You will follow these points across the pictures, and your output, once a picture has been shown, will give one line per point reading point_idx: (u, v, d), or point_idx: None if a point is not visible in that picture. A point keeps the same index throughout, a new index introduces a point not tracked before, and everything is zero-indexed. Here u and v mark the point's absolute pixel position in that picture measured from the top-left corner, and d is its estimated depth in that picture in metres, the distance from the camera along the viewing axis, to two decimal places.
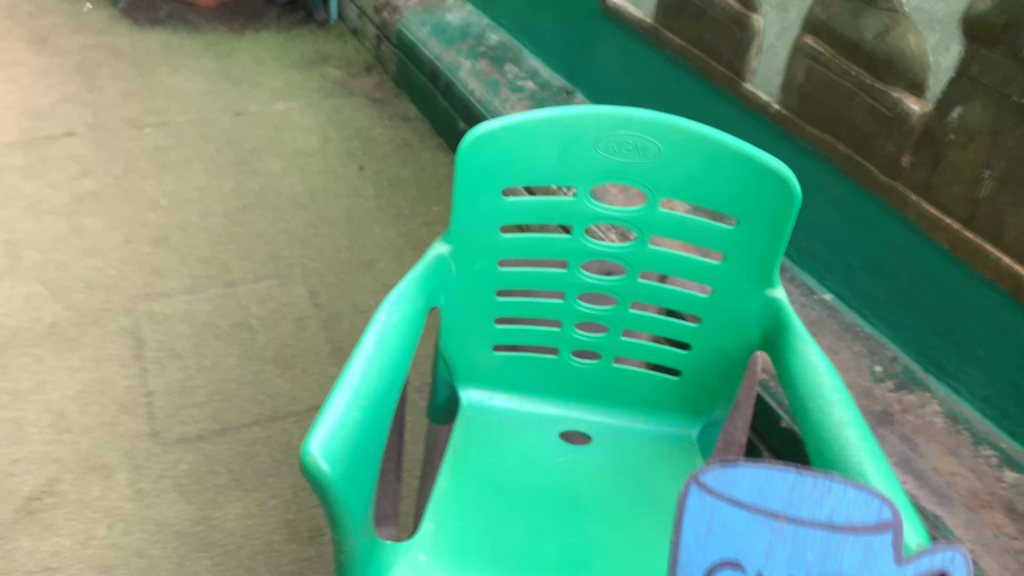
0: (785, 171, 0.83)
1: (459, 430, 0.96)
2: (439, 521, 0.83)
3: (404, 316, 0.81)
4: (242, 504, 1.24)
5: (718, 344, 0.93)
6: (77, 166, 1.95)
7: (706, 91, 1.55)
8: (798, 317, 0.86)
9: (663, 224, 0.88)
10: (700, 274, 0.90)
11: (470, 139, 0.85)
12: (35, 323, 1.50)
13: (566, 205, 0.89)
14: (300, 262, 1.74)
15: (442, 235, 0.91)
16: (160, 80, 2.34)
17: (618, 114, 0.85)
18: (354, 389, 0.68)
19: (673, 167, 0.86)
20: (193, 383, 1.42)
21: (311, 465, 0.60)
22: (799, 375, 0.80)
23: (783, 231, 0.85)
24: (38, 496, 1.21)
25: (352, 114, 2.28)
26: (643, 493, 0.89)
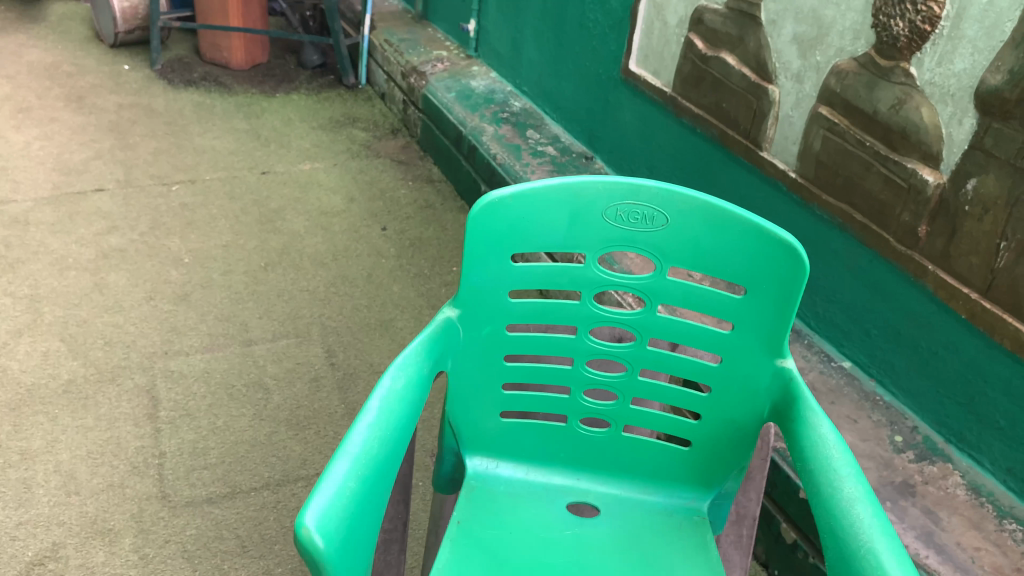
0: (794, 243, 0.80)
1: (464, 500, 0.90)
2: None
3: (410, 381, 0.78)
4: (248, 571, 1.21)
5: (728, 415, 0.89)
6: (105, 222, 1.98)
7: (724, 158, 1.55)
8: (807, 388, 0.82)
9: (671, 293, 0.86)
10: (711, 344, 0.87)
11: (480, 206, 0.83)
12: (52, 380, 1.50)
13: (574, 271, 0.87)
14: (319, 321, 1.73)
15: (451, 299, 0.88)
16: (191, 139, 2.39)
17: (626, 183, 0.84)
18: (354, 458, 0.66)
19: (681, 236, 0.84)
20: (205, 444, 1.41)
21: (305, 539, 0.57)
22: (808, 447, 0.76)
23: (792, 300, 0.81)
24: (41, 561, 1.18)
25: (377, 175, 2.31)
26: (653, 569, 0.84)
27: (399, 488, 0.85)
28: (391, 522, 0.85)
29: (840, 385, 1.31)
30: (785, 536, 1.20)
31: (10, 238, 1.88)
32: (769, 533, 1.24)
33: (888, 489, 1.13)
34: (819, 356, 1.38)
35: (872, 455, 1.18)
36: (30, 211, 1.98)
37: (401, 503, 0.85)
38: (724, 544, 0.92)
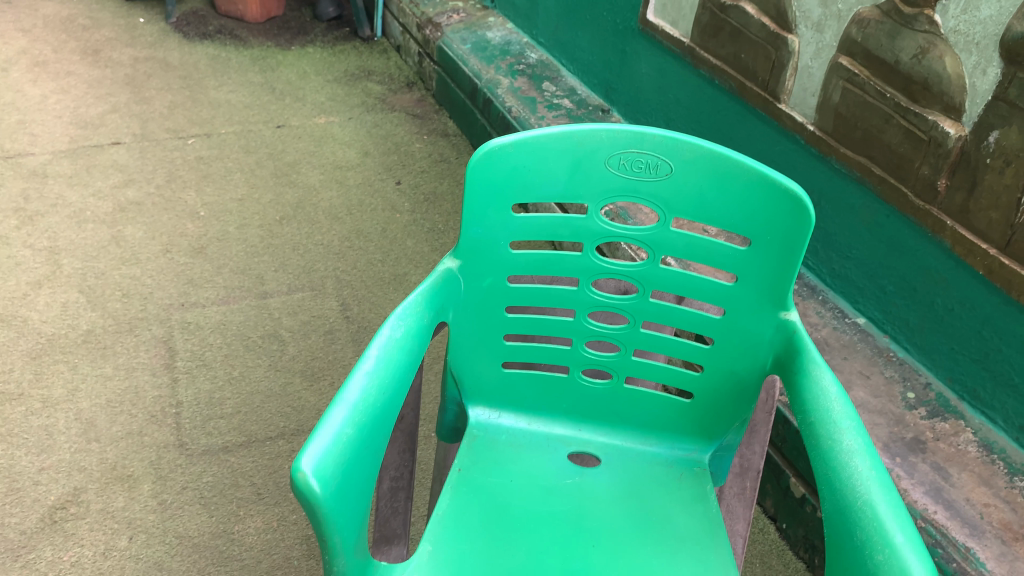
0: (800, 192, 0.79)
1: (465, 449, 0.91)
2: (437, 543, 0.79)
3: (410, 332, 0.78)
4: (263, 518, 1.23)
5: (730, 367, 0.89)
6: (122, 175, 1.99)
7: (741, 111, 1.52)
8: (811, 340, 0.82)
9: (674, 244, 0.85)
10: (713, 296, 0.86)
11: (481, 154, 0.83)
12: (70, 330, 1.52)
13: (576, 222, 0.86)
14: (333, 274, 1.74)
15: (452, 250, 0.88)
16: (206, 93, 2.38)
17: (630, 132, 0.83)
18: (352, 405, 0.67)
19: (684, 186, 0.83)
20: (221, 395, 1.43)
21: (301, 483, 0.58)
22: (809, 400, 0.76)
23: (796, 253, 0.81)
24: (63, 505, 1.22)
25: (392, 130, 2.29)
26: (650, 518, 0.85)
27: (404, 436, 0.87)
28: (398, 469, 0.86)
29: (854, 342, 1.30)
30: (794, 490, 1.21)
31: (29, 191, 1.89)
32: (778, 487, 1.25)
33: (899, 445, 1.13)
34: (834, 312, 1.36)
35: (883, 411, 1.18)
36: (47, 164, 2.00)
37: (407, 451, 0.87)
38: (728, 496, 0.92)
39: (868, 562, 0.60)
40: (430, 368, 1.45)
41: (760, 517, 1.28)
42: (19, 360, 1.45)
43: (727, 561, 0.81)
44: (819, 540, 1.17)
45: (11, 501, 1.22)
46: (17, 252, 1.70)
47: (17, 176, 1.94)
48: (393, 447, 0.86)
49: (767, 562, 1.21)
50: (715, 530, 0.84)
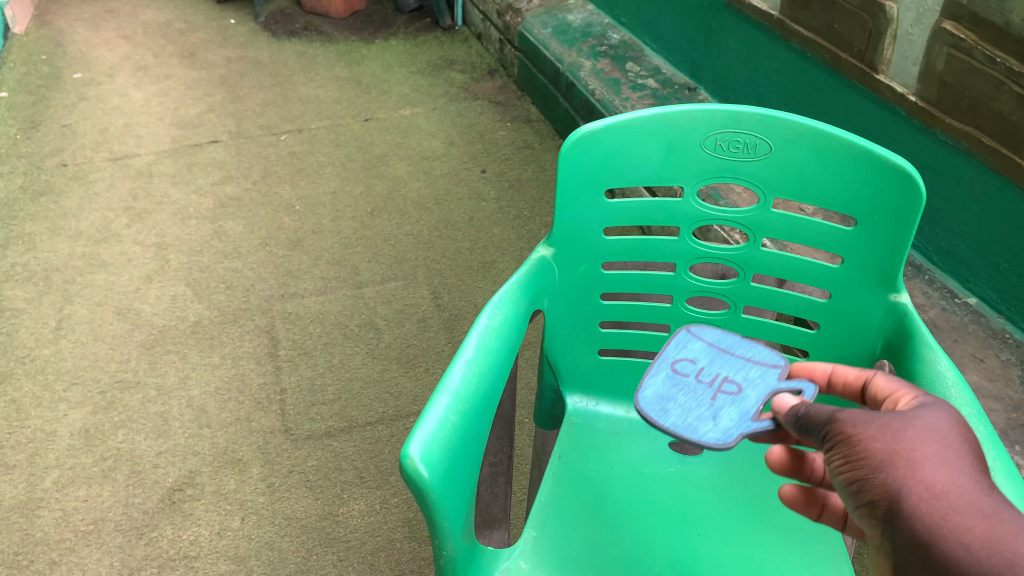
0: (909, 167, 0.75)
1: (565, 436, 0.92)
2: (541, 529, 0.81)
3: (506, 320, 0.79)
4: (366, 500, 1.27)
5: (837, 351, 0.86)
6: (221, 172, 2.07)
7: (836, 84, 1.47)
8: (924, 322, 0.77)
9: (775, 225, 0.84)
10: (817, 278, 0.84)
11: (572, 141, 0.83)
12: (180, 322, 1.60)
13: (672, 205, 0.85)
14: (424, 263, 1.77)
15: (545, 239, 0.88)
16: (296, 89, 2.45)
17: (726, 111, 0.81)
18: (454, 393, 0.68)
19: (783, 165, 0.81)
20: (323, 381, 1.48)
21: (410, 469, 0.60)
22: (924, 386, 0.73)
23: (906, 231, 0.77)
24: (180, 487, 1.28)
25: (476, 118, 2.31)
26: (755, 504, 0.83)
27: (503, 423, 0.89)
28: None
29: (965, 323, 1.25)
30: None
31: (137, 190, 1.99)
32: None
33: (1016, 431, 1.07)
34: (942, 292, 1.31)
35: (999, 396, 1.13)
36: (152, 163, 2.10)
37: None
38: None
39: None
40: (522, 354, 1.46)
41: None
42: (135, 351, 1.53)
43: (839, 547, 0.78)
44: None
45: (134, 482, 1.29)
46: (129, 248, 1.80)
47: (125, 177, 2.04)
48: None
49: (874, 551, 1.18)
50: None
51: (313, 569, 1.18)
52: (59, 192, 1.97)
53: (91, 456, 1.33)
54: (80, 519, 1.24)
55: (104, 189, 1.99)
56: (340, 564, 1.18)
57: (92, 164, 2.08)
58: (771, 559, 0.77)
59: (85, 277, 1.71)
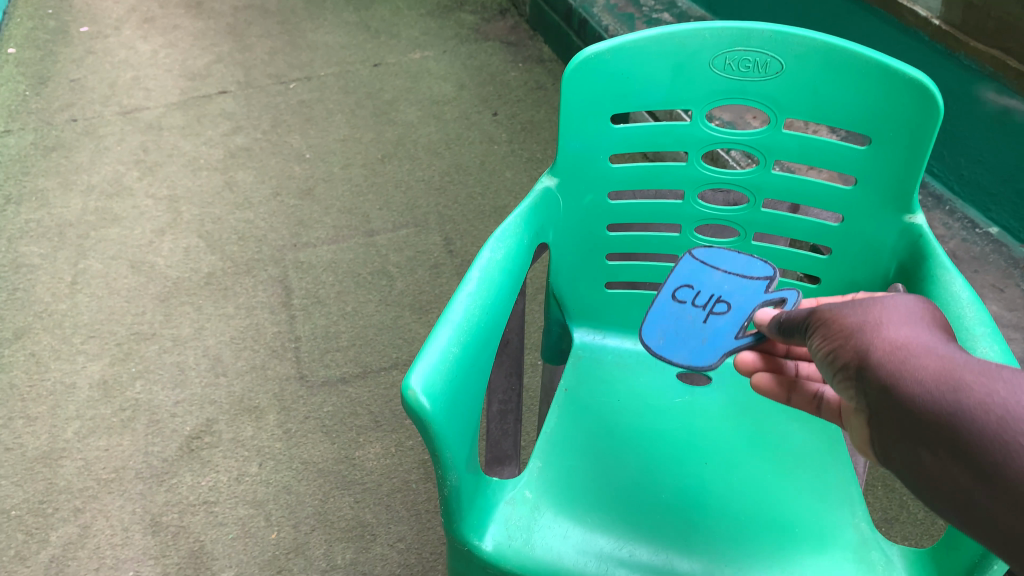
0: (926, 81, 0.70)
1: (571, 369, 0.89)
2: (547, 460, 0.78)
3: (510, 253, 0.75)
4: (382, 444, 1.28)
5: (851, 278, 0.82)
6: (230, 123, 2.05)
7: (856, 10, 1.41)
8: (939, 244, 0.73)
9: (786, 147, 0.79)
10: (830, 203, 0.79)
11: (577, 64, 0.78)
12: (194, 273, 1.60)
13: (679, 130, 0.80)
14: (435, 209, 1.75)
15: (549, 167, 0.84)
16: (304, 36, 2.41)
17: (735, 29, 0.76)
18: (457, 325, 0.64)
19: (797, 84, 0.76)
20: (337, 329, 1.48)
21: (411, 400, 0.57)
22: (937, 306, 0.68)
23: (922, 149, 0.72)
24: (199, 435, 1.30)
25: (487, 60, 2.26)
26: (768, 434, 0.81)
27: (510, 360, 0.86)
28: (506, 393, 0.87)
29: (986, 253, 1.22)
30: None
31: (147, 143, 1.98)
32: None
33: None
34: (963, 223, 1.27)
35: (1020, 324, 1.10)
36: (161, 116, 2.08)
37: (513, 374, 0.87)
38: None
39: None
40: (532, 298, 1.45)
41: None
42: (150, 303, 1.54)
43: (849, 476, 0.76)
44: None
45: (153, 431, 1.31)
46: (141, 201, 1.80)
47: (135, 130, 2.03)
48: (499, 371, 0.86)
49: (890, 485, 1.18)
50: (835, 445, 0.79)
51: (330, 511, 1.19)
52: (70, 147, 1.97)
53: (110, 406, 1.35)
54: (101, 468, 1.26)
55: (115, 143, 1.99)
56: (357, 505, 1.19)
57: (102, 118, 2.07)
58: (783, 486, 0.75)
59: (99, 232, 1.71)
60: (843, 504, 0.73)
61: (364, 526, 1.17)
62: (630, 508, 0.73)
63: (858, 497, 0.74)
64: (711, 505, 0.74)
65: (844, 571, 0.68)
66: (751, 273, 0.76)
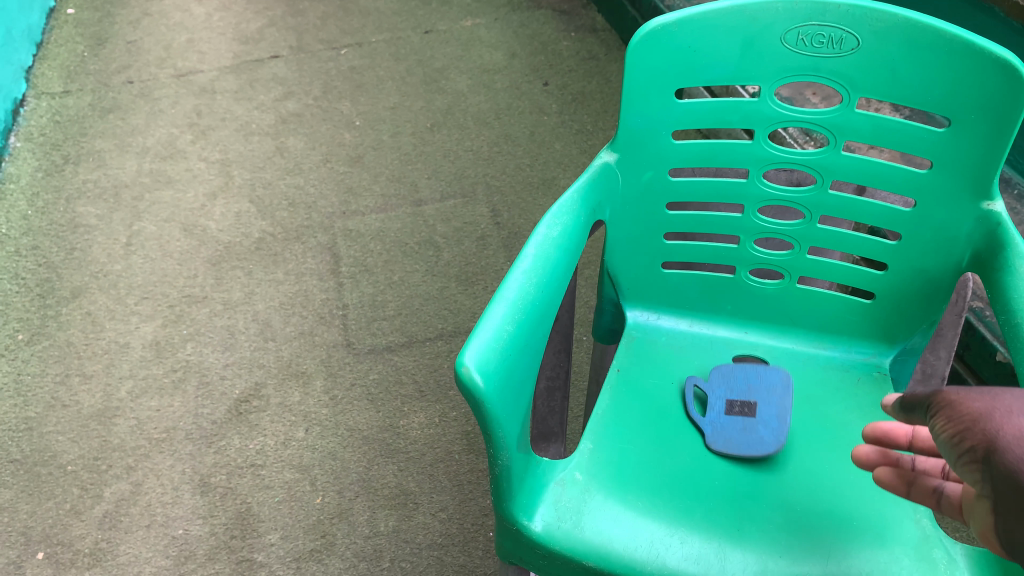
0: (1014, 61, 0.67)
1: (624, 350, 0.88)
2: (598, 442, 0.77)
3: (566, 230, 0.74)
4: (426, 414, 1.29)
5: (920, 265, 0.79)
6: (282, 88, 2.06)
7: None
8: (1019, 234, 0.70)
9: (859, 128, 0.75)
10: (902, 186, 0.76)
11: (641, 36, 0.75)
12: (244, 238, 1.62)
13: (746, 107, 0.78)
14: (484, 180, 1.74)
15: (608, 143, 0.82)
16: (356, 1, 2.40)
17: (810, 2, 0.73)
18: (512, 302, 0.63)
19: (873, 61, 0.73)
20: (384, 297, 1.48)
21: (465, 378, 0.56)
22: (1016, 300, 0.65)
23: (1009, 132, 0.69)
24: (247, 398, 1.32)
25: (539, 29, 2.22)
26: (826, 424, 0.79)
27: (559, 336, 0.86)
28: (554, 369, 0.86)
29: None
30: None
31: (200, 106, 2.00)
32: None
33: None
34: None
35: None
36: (214, 80, 2.10)
37: (563, 352, 0.86)
38: None
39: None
40: (580, 273, 1.44)
41: None
42: (202, 266, 1.56)
43: None
44: None
45: (203, 393, 1.33)
46: (194, 165, 1.82)
47: (189, 93, 2.05)
48: (549, 348, 0.86)
49: None
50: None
51: (374, 478, 1.20)
52: (126, 109, 2.00)
53: (162, 367, 1.38)
54: (153, 427, 1.29)
55: (169, 106, 2.00)
56: (400, 474, 1.21)
57: (157, 81, 2.09)
58: (840, 479, 0.74)
59: (153, 194, 1.74)
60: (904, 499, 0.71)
61: (407, 495, 1.18)
62: (682, 495, 0.73)
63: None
64: (764, 494, 0.73)
65: (902, 567, 0.66)
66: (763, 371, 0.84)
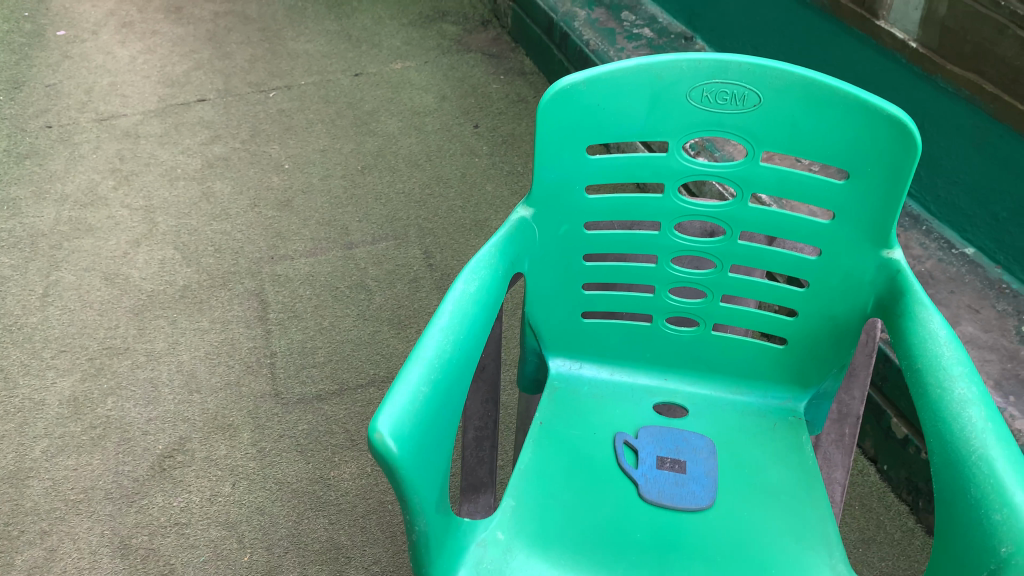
0: (904, 117, 0.71)
1: (547, 401, 0.88)
2: (521, 498, 0.77)
3: (484, 285, 0.74)
4: (358, 463, 1.27)
5: (828, 310, 0.81)
6: (208, 132, 2.03)
7: (835, 30, 1.42)
8: (917, 279, 0.73)
9: (764, 180, 0.78)
10: (808, 236, 0.79)
11: (552, 94, 0.77)
12: (168, 286, 1.58)
13: (656, 162, 0.80)
14: (416, 222, 1.74)
15: (525, 198, 0.83)
16: (285, 44, 2.39)
17: (714, 60, 0.76)
18: (428, 362, 0.63)
19: (774, 117, 0.76)
20: (313, 344, 1.46)
21: (379, 444, 0.56)
22: (916, 344, 0.67)
23: (902, 183, 0.73)
24: (171, 454, 1.28)
25: (468, 71, 2.25)
26: (746, 471, 0.80)
27: (486, 385, 0.85)
28: (481, 419, 0.86)
29: (961, 274, 1.23)
30: (896, 431, 1.17)
31: (123, 151, 1.95)
32: (878, 428, 1.21)
33: (1011, 383, 1.07)
34: (939, 243, 1.29)
35: (994, 346, 1.12)
36: (139, 124, 2.06)
37: (490, 401, 0.86)
38: (825, 444, 0.88)
39: (983, 523, 0.52)
40: (511, 314, 1.44)
41: (860, 458, 1.25)
42: (123, 316, 1.51)
43: (827, 514, 0.76)
44: (922, 482, 1.13)
45: (124, 450, 1.28)
46: (116, 212, 1.77)
47: (111, 138, 2.00)
48: (476, 397, 0.86)
49: (867, 504, 1.18)
50: (811, 482, 0.79)
51: (304, 533, 1.17)
52: (44, 155, 1.94)
53: (80, 424, 1.32)
54: (70, 488, 1.23)
55: (90, 151, 1.96)
56: (331, 527, 1.18)
57: (77, 125, 2.05)
58: (760, 527, 0.75)
59: (72, 242, 1.69)
60: (819, 544, 0.73)
61: (339, 549, 1.15)
62: (606, 550, 0.73)
63: (835, 536, 0.74)
64: (685, 545, 0.73)
65: None
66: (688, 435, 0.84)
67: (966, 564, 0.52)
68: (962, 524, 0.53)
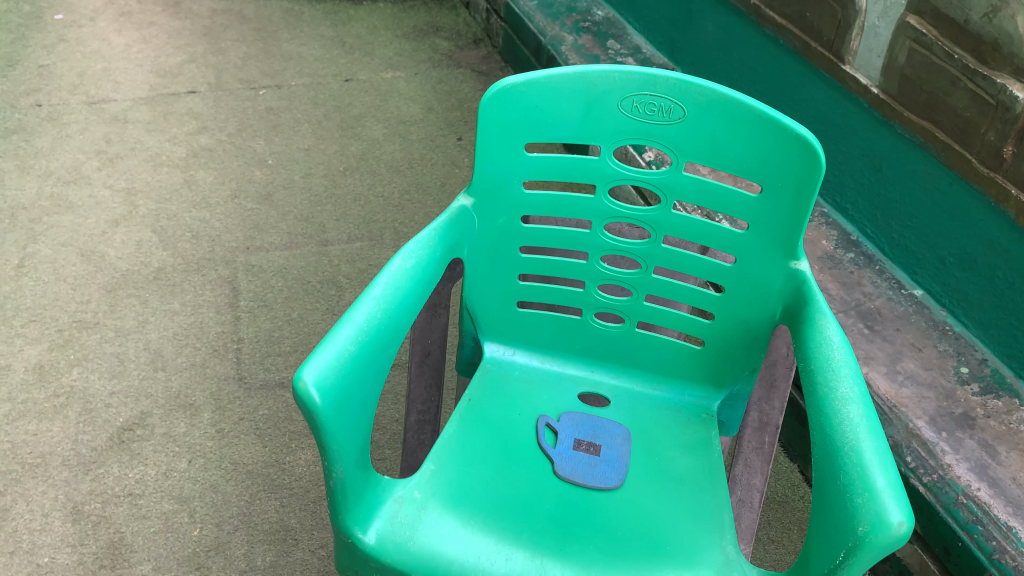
0: (811, 138, 0.78)
1: (476, 381, 0.93)
2: (440, 465, 0.81)
3: (421, 264, 0.80)
4: (314, 451, 1.30)
5: (740, 315, 0.87)
6: (196, 122, 2.07)
7: (803, 72, 1.49)
8: (820, 291, 0.80)
9: (685, 189, 0.84)
10: (723, 243, 0.85)
11: (493, 92, 0.83)
12: (143, 267, 1.61)
13: (589, 163, 0.85)
14: (392, 225, 1.78)
15: (466, 188, 0.89)
16: (280, 45, 2.44)
17: (642, 74, 0.82)
18: (358, 325, 0.70)
19: (696, 131, 0.82)
20: (280, 334, 1.49)
21: (302, 392, 0.64)
22: (813, 348, 0.75)
23: (807, 200, 0.80)
24: (131, 427, 1.30)
25: (456, 86, 2.31)
26: (654, 460, 0.85)
27: (431, 371, 0.92)
28: (424, 403, 0.92)
29: (908, 314, 1.29)
30: None
31: (110, 134, 1.99)
32: None
33: (947, 420, 1.13)
34: (890, 283, 1.35)
35: (932, 384, 1.18)
36: (128, 109, 2.09)
37: (433, 386, 0.92)
38: (746, 450, 0.92)
39: (848, 505, 0.61)
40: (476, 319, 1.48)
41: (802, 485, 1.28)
42: (96, 292, 1.54)
43: (724, 503, 0.81)
44: None
45: (85, 420, 1.31)
46: (97, 192, 1.80)
47: (100, 121, 2.04)
48: (420, 381, 0.92)
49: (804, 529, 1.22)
50: (714, 472, 0.84)
51: (254, 513, 1.20)
52: (32, 131, 1.97)
53: (44, 391, 1.35)
54: (27, 452, 1.26)
55: (77, 131, 1.99)
56: (282, 509, 1.21)
57: (67, 106, 2.08)
58: (664, 510, 0.80)
59: (51, 218, 1.71)
60: (713, 527, 0.78)
61: (288, 530, 1.18)
62: (514, 519, 0.77)
63: (729, 522, 0.79)
64: (591, 520, 0.78)
65: None
66: (608, 423, 0.89)
67: (833, 539, 0.61)
68: (832, 505, 0.62)
